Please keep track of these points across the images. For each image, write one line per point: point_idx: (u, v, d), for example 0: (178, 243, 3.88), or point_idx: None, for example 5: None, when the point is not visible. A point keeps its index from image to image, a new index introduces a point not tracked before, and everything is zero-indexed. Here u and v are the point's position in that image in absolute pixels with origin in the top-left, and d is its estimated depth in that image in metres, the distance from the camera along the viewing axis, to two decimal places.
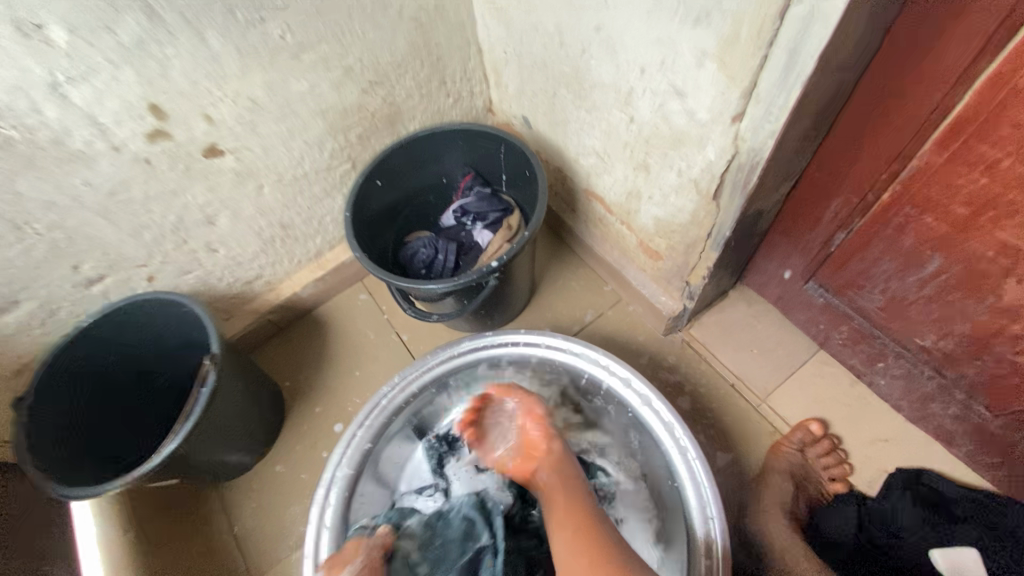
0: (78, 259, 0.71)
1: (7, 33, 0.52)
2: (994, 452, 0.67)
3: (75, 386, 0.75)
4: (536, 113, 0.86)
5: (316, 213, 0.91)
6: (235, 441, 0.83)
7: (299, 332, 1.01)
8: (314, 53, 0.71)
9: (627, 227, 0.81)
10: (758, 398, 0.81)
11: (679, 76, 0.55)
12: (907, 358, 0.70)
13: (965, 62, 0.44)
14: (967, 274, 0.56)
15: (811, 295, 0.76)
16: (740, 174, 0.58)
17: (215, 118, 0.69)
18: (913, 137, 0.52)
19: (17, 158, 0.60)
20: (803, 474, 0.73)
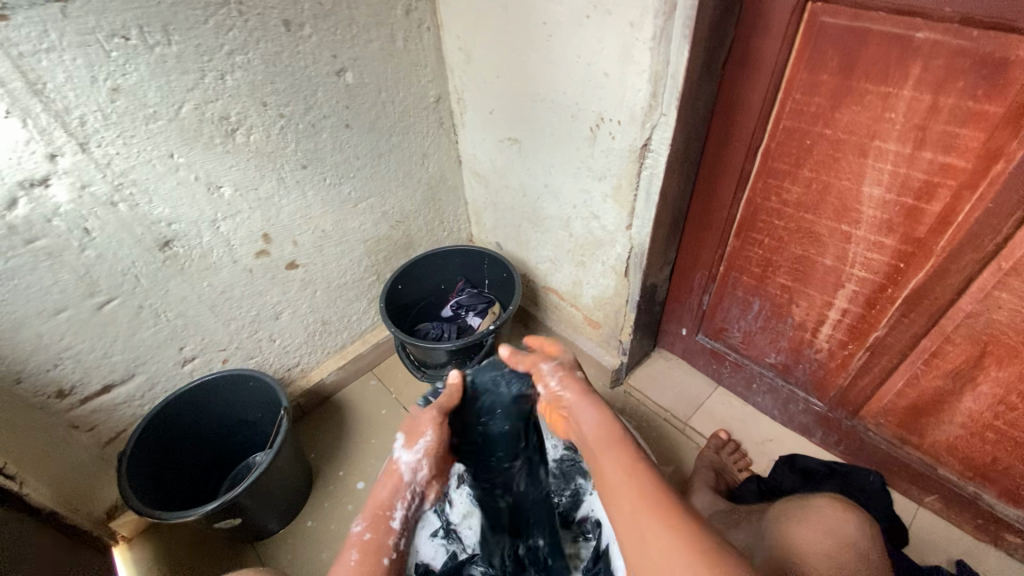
0: (184, 341, 0.98)
1: (201, 190, 0.87)
2: (831, 432, 1.01)
3: (157, 449, 0.95)
4: (505, 239, 1.27)
5: (347, 313, 1.22)
6: (281, 495, 1.00)
7: (323, 412, 1.25)
8: (365, 203, 1.10)
9: (574, 307, 1.19)
10: (682, 422, 1.12)
11: (594, 208, 0.98)
12: (765, 375, 1.06)
13: (732, 195, 0.88)
14: (773, 308, 0.96)
15: (701, 343, 1.14)
16: (637, 260, 0.98)
17: (299, 242, 1.04)
18: (723, 235, 0.94)
19: (175, 267, 0.90)
20: (720, 466, 1.01)
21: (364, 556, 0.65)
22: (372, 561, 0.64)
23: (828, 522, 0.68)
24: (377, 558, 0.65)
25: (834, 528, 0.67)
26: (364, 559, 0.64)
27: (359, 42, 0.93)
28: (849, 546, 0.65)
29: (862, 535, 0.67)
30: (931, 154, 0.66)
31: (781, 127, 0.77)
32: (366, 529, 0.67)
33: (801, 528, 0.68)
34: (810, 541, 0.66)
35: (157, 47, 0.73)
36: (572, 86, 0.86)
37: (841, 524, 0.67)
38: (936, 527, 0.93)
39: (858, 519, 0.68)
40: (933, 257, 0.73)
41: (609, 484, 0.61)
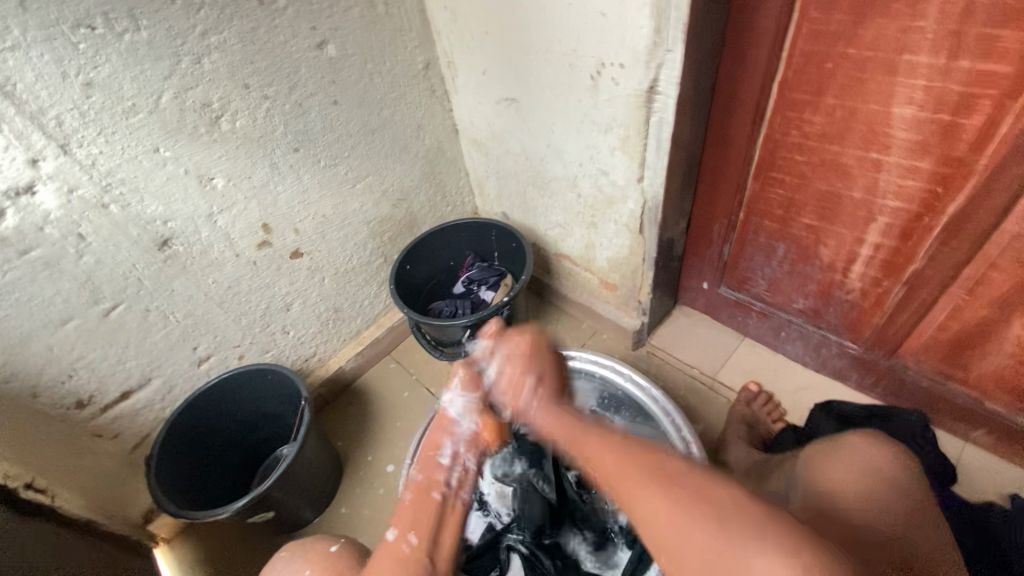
0: (197, 341, 0.96)
1: (193, 184, 0.83)
2: (868, 374, 0.97)
3: (184, 450, 0.95)
4: (511, 208, 1.23)
5: (358, 298, 1.20)
6: (312, 485, 1.00)
7: (345, 400, 1.24)
8: (364, 183, 1.07)
9: (589, 271, 1.16)
10: (711, 377, 1.09)
11: (602, 163, 0.93)
12: (794, 322, 1.02)
13: (748, 134, 0.83)
14: (799, 251, 0.91)
15: (724, 295, 1.09)
16: (650, 215, 0.93)
17: (301, 230, 1.01)
18: (741, 178, 0.89)
19: (177, 266, 0.87)
20: (754, 419, 0.98)
21: (416, 497, 0.62)
22: (425, 506, 0.61)
23: (870, 459, 0.61)
24: (428, 497, 0.62)
25: (874, 464, 0.60)
26: (415, 500, 0.62)
27: (338, 10, 0.88)
28: (890, 481, 0.59)
29: (898, 465, 0.61)
30: (969, 62, 0.60)
31: (798, 52, 0.71)
32: (418, 472, 0.66)
33: (834, 469, 0.62)
34: (848, 478, 0.60)
35: (126, 34, 0.69)
36: (568, 33, 0.80)
37: (881, 462, 0.61)
38: (985, 462, 0.89)
39: (902, 459, 0.62)
40: (974, 178, 0.67)
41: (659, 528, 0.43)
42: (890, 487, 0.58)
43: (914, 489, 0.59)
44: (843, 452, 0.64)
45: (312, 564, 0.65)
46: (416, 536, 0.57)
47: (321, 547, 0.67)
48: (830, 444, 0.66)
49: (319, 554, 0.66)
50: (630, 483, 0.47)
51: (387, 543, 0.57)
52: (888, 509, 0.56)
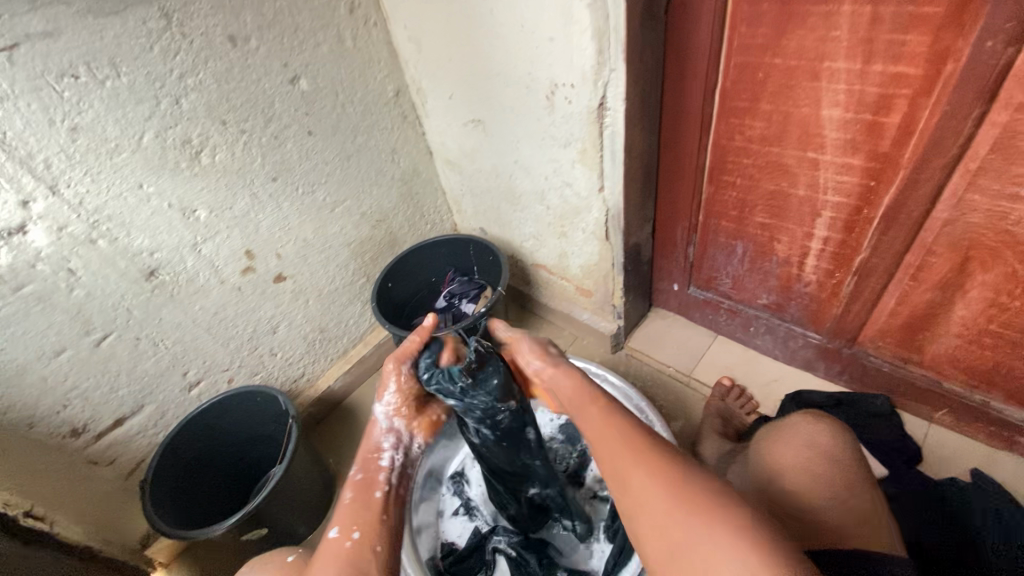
0: (187, 366, 1.00)
1: (176, 217, 0.88)
2: (833, 363, 1.01)
3: (178, 472, 0.98)
4: (487, 223, 1.28)
5: (344, 318, 1.24)
6: (305, 501, 1.03)
7: (335, 418, 1.27)
8: (343, 207, 1.12)
9: (564, 279, 1.20)
10: (687, 375, 1.13)
11: (565, 176, 0.98)
12: (761, 317, 1.06)
13: (698, 141, 0.88)
14: (756, 249, 0.96)
15: (694, 295, 1.14)
16: (614, 222, 0.98)
17: (284, 255, 1.05)
18: (696, 183, 0.94)
19: (164, 294, 0.92)
20: (728, 413, 1.01)
21: (357, 495, 0.60)
22: (366, 507, 0.58)
23: (806, 438, 0.68)
24: (371, 493, 0.60)
25: (811, 441, 0.67)
26: (356, 497, 0.59)
27: (308, 47, 0.94)
28: (824, 452, 0.66)
29: (837, 439, 0.68)
30: (882, 66, 0.66)
31: (732, 64, 0.77)
32: (358, 469, 0.63)
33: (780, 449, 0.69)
34: (788, 455, 0.67)
35: (107, 81, 0.75)
36: (522, 57, 0.85)
37: (818, 435, 0.68)
38: (949, 440, 0.93)
39: (834, 431, 0.69)
40: (901, 170, 0.72)
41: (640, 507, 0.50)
42: (825, 458, 0.65)
43: (849, 460, 0.66)
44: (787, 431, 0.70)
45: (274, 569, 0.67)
46: (358, 532, 0.55)
47: (281, 559, 0.69)
48: (777, 427, 0.73)
49: (278, 565, 0.67)
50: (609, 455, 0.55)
51: (327, 542, 0.55)
52: (827, 482, 0.63)
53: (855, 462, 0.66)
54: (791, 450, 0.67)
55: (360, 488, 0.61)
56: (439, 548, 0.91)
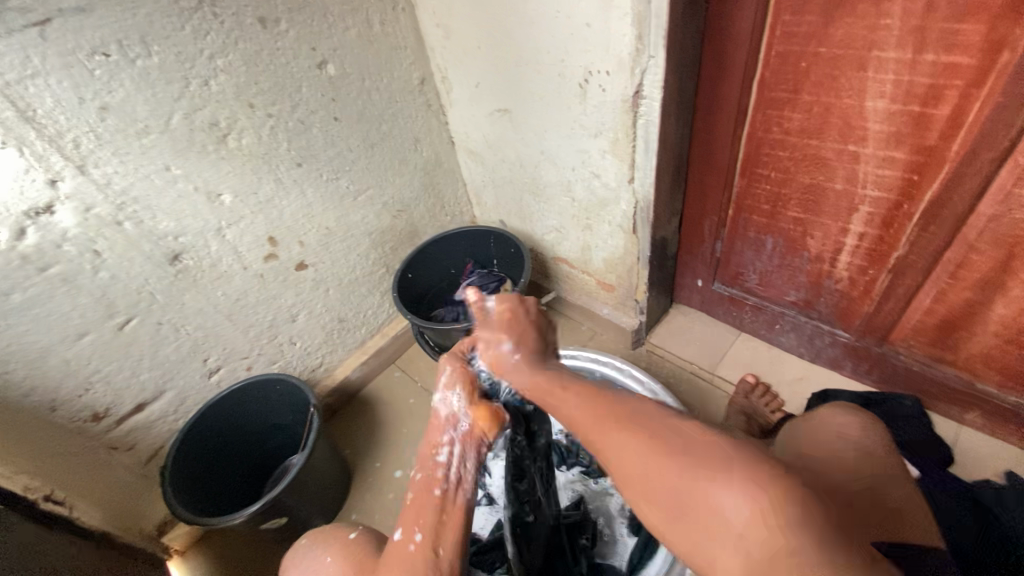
0: (208, 352, 0.99)
1: (202, 201, 0.87)
2: (861, 363, 1.00)
3: (197, 460, 0.97)
4: (508, 215, 1.27)
5: (363, 309, 1.24)
6: (324, 491, 1.02)
7: (351, 409, 1.26)
8: (366, 196, 1.11)
9: (586, 273, 1.19)
10: (710, 373, 1.11)
11: (594, 167, 0.97)
12: (788, 314, 1.04)
13: (732, 133, 0.87)
14: (787, 245, 0.95)
15: (719, 291, 1.12)
16: (643, 214, 0.97)
17: (306, 243, 1.04)
18: (727, 176, 0.93)
19: (188, 279, 0.91)
20: (753, 411, 0.99)
21: (418, 495, 0.58)
22: (430, 508, 0.56)
23: (829, 417, 0.67)
24: (429, 495, 0.57)
25: (842, 426, 0.64)
26: (418, 496, 0.58)
27: (337, 31, 0.93)
28: (857, 444, 0.61)
29: (876, 428, 0.65)
30: (932, 56, 0.64)
31: (773, 53, 0.75)
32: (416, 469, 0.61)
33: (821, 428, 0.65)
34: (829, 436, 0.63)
35: (138, 60, 0.74)
36: (557, 45, 0.84)
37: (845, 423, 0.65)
38: (981, 442, 0.91)
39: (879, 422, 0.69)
40: (946, 164, 0.71)
41: (651, 484, 0.42)
42: (853, 446, 0.61)
43: (883, 449, 0.61)
44: (815, 422, 0.67)
45: (331, 549, 0.67)
46: (419, 535, 0.54)
47: (343, 534, 0.69)
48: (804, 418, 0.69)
49: (339, 542, 0.68)
50: (612, 445, 0.46)
51: (393, 546, 0.55)
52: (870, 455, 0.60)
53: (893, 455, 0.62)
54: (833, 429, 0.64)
55: (420, 487, 0.59)
56: None
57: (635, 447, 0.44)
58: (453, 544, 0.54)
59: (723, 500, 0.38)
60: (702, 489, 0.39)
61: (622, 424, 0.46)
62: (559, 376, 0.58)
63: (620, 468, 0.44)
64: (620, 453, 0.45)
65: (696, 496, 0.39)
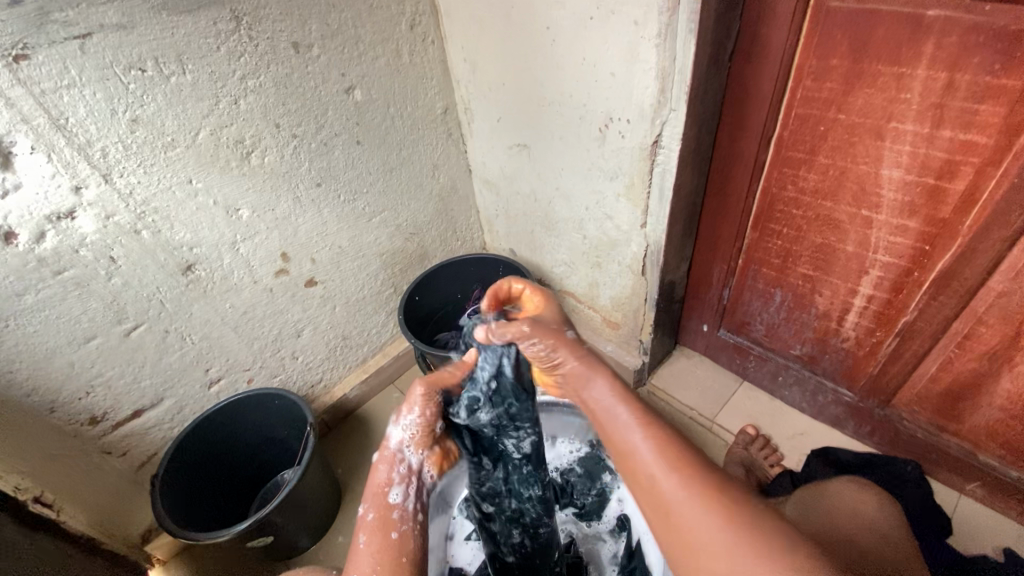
0: (210, 362, 0.99)
1: (220, 214, 0.88)
2: (863, 423, 0.99)
3: (188, 470, 0.97)
4: (519, 245, 1.28)
5: (367, 327, 1.24)
6: (312, 513, 1.01)
7: (347, 427, 1.26)
8: (381, 217, 1.12)
9: (592, 309, 1.19)
10: (710, 420, 1.10)
11: (608, 208, 0.97)
12: (793, 367, 1.04)
13: (747, 187, 0.88)
14: (795, 299, 0.95)
15: (723, 338, 1.12)
16: (653, 258, 0.97)
17: (317, 260, 1.05)
18: (740, 227, 0.93)
19: (198, 290, 0.91)
20: (751, 463, 0.98)
21: (374, 541, 0.54)
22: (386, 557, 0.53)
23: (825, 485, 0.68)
24: (388, 533, 0.54)
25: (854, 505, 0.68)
26: (372, 542, 0.54)
27: (366, 59, 0.95)
28: (867, 525, 0.65)
29: (884, 511, 0.67)
30: (950, 132, 0.65)
31: (793, 115, 0.77)
32: (368, 506, 0.56)
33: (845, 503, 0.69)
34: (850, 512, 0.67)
35: (172, 76, 0.76)
36: (580, 89, 0.86)
37: (849, 500, 0.68)
38: (981, 516, 0.90)
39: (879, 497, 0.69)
40: (959, 237, 0.71)
41: (717, 574, 0.44)
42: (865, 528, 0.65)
43: (890, 530, 0.64)
44: (823, 502, 0.70)
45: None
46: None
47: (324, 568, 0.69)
48: (817, 494, 0.72)
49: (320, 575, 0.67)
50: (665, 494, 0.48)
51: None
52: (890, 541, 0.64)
53: (888, 535, 0.61)
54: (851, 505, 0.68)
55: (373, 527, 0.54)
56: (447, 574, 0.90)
57: (710, 527, 0.45)
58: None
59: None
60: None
61: (697, 495, 0.47)
62: (624, 429, 0.53)
63: (683, 535, 0.46)
64: (690, 520, 0.46)
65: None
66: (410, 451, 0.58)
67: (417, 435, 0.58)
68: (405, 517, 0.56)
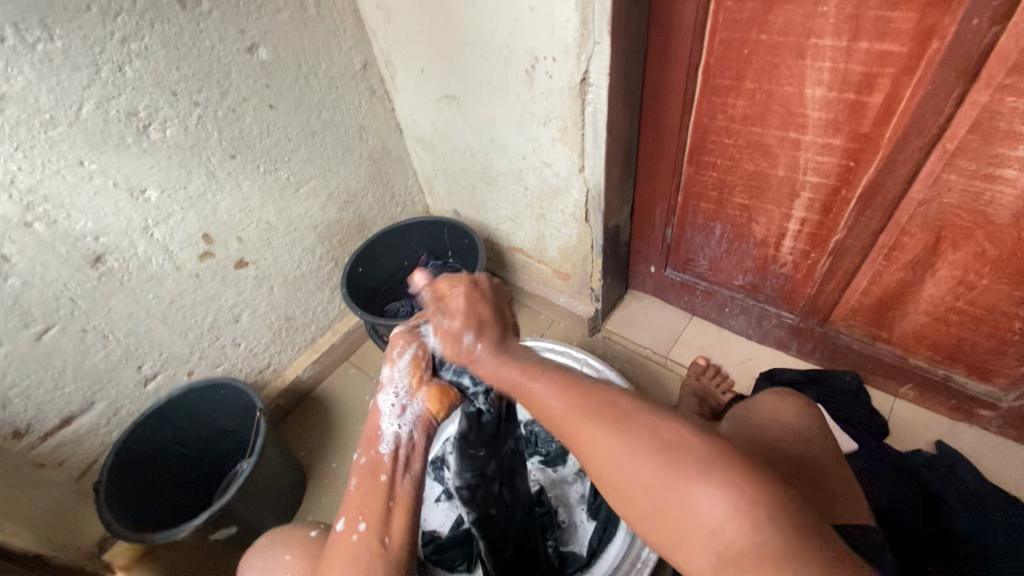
0: (142, 358, 0.93)
1: (124, 198, 0.80)
2: (805, 342, 1.04)
3: (135, 473, 0.92)
4: (461, 205, 1.24)
5: (312, 305, 1.19)
6: (276, 497, 0.98)
7: (304, 409, 1.22)
8: (309, 187, 1.06)
9: (541, 262, 1.18)
10: (664, 357, 1.13)
11: (545, 155, 0.95)
12: (737, 297, 1.07)
13: (679, 120, 0.87)
14: (734, 230, 0.96)
15: (671, 277, 1.14)
16: (594, 203, 0.96)
17: (244, 239, 0.99)
18: (677, 163, 0.93)
19: (113, 282, 0.84)
20: (704, 392, 1.01)
21: (364, 480, 0.54)
22: (371, 493, 0.53)
23: (767, 401, 0.70)
24: (374, 480, 0.54)
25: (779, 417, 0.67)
26: (362, 484, 0.54)
27: (267, 13, 0.87)
28: (795, 432, 0.64)
29: (816, 419, 0.67)
30: (867, 44, 0.65)
31: (718, 40, 0.75)
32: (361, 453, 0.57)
33: (777, 410, 0.68)
34: (782, 417, 0.66)
35: (38, 44, 0.66)
36: (501, 29, 0.81)
37: (784, 414, 0.67)
38: (912, 414, 0.96)
39: (810, 404, 0.69)
40: (881, 151, 0.73)
41: (633, 482, 0.41)
42: (795, 438, 0.63)
43: (822, 436, 0.65)
44: (756, 411, 0.69)
45: (291, 549, 0.66)
46: (366, 524, 0.51)
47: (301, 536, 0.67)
48: (744, 407, 0.71)
49: (293, 545, 0.66)
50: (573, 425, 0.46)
51: (337, 537, 0.52)
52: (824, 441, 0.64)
53: (825, 437, 0.64)
54: (787, 413, 0.67)
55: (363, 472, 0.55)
56: (420, 537, 0.90)
57: (619, 448, 0.42)
58: (401, 534, 0.52)
59: (699, 497, 0.38)
60: (681, 488, 0.39)
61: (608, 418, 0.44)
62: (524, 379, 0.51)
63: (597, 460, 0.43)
64: (601, 443, 0.44)
65: (675, 492, 0.39)
66: (405, 398, 0.63)
67: (410, 378, 0.65)
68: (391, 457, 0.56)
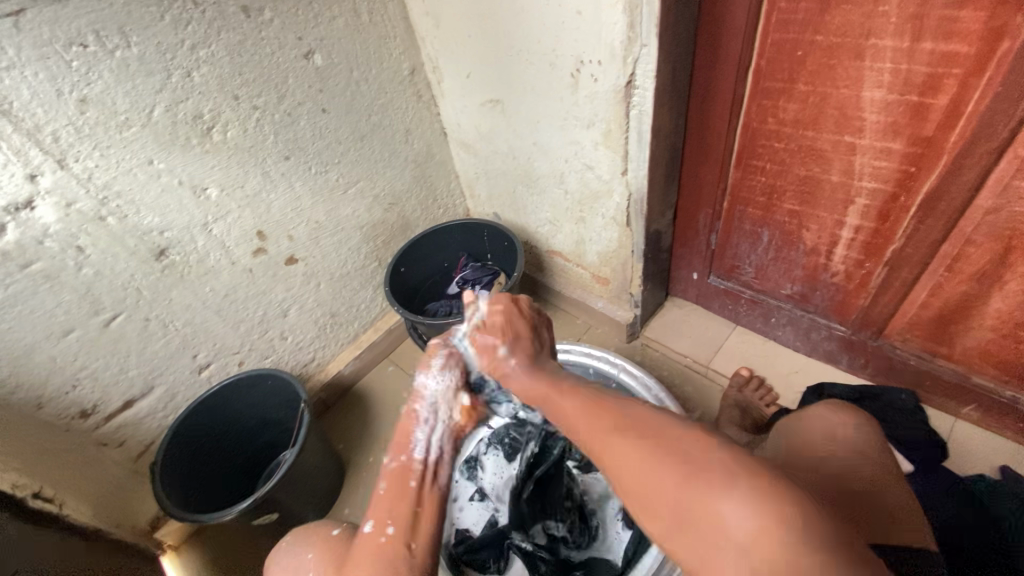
0: (198, 348, 0.98)
1: (187, 195, 0.85)
2: (856, 356, 0.99)
3: (186, 456, 0.97)
4: (501, 208, 1.25)
5: (355, 302, 1.23)
6: (317, 487, 1.01)
7: (346, 403, 1.26)
8: (356, 188, 1.09)
9: (580, 266, 1.18)
10: (705, 366, 1.10)
11: (587, 158, 0.95)
12: (784, 307, 1.03)
13: (726, 124, 0.85)
14: (782, 237, 0.93)
15: (714, 284, 1.11)
16: (635, 206, 0.95)
17: (295, 237, 1.03)
18: (722, 168, 0.91)
19: (175, 275, 0.89)
20: (747, 404, 0.98)
21: (391, 483, 0.55)
22: (404, 497, 0.53)
23: (821, 413, 0.67)
24: (404, 483, 0.54)
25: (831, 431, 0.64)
26: (390, 487, 0.54)
27: (323, 20, 0.91)
28: (854, 448, 0.61)
29: (864, 432, 0.63)
30: (931, 44, 0.62)
31: (769, 41, 0.73)
32: (393, 457, 0.57)
33: (832, 423, 0.65)
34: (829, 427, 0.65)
35: (117, 50, 0.72)
36: (548, 33, 0.82)
37: (839, 427, 0.64)
38: (975, 436, 0.91)
39: (867, 420, 0.66)
40: (944, 155, 0.69)
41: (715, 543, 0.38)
42: (856, 453, 0.61)
43: (880, 452, 0.62)
44: (807, 424, 0.67)
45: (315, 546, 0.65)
46: (393, 527, 0.51)
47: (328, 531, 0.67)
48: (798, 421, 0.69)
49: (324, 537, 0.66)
50: (648, 483, 0.41)
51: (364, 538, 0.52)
52: (879, 458, 0.61)
53: (886, 456, 0.61)
54: (845, 428, 0.63)
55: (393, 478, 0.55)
56: (453, 534, 0.90)
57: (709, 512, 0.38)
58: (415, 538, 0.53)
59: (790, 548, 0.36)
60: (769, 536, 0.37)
61: (706, 483, 0.39)
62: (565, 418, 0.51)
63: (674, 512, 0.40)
64: (731, 517, 0.37)
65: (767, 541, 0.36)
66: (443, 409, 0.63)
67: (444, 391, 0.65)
68: (422, 462, 0.57)
